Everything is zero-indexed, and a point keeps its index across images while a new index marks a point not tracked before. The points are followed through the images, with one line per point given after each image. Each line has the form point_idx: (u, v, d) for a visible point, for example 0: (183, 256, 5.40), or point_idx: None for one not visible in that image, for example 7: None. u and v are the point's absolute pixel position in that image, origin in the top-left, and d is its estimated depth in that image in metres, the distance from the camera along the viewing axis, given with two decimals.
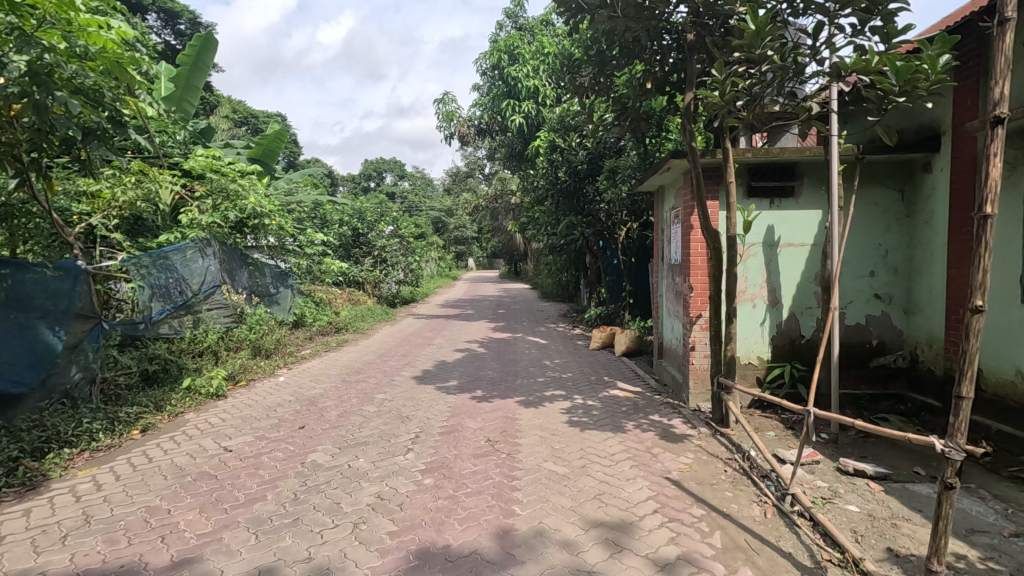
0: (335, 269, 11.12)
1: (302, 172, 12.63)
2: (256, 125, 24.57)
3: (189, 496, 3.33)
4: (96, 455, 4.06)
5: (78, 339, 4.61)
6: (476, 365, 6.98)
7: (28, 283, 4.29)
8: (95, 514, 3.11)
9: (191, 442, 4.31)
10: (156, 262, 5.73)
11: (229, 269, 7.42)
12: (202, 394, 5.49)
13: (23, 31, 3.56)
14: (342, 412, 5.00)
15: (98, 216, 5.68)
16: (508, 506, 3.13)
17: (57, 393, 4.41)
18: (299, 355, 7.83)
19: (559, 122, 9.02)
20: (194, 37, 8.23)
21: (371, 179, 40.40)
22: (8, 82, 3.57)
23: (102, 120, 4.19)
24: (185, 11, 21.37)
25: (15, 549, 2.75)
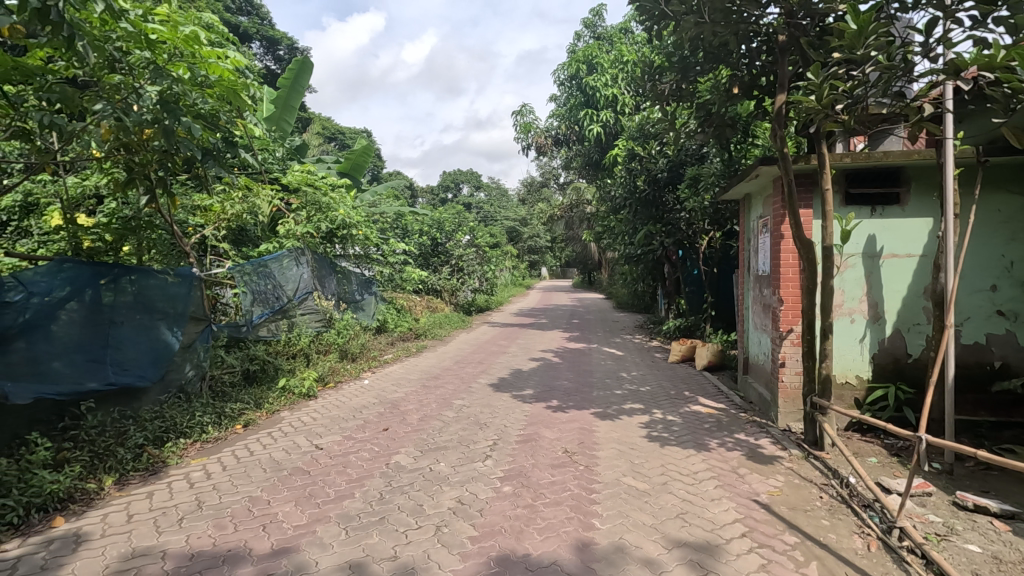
0: (415, 277, 11.54)
1: (386, 185, 13.26)
2: (344, 141, 26.04)
3: (286, 489, 3.56)
4: (206, 446, 4.46)
5: (192, 339, 5.10)
6: (551, 375, 6.98)
7: (153, 288, 4.71)
8: (206, 500, 3.41)
9: (286, 438, 4.61)
10: (257, 270, 6.21)
11: (320, 276, 7.91)
12: (296, 394, 5.87)
13: (156, 65, 4.07)
14: (424, 417, 5.16)
15: (210, 228, 6.29)
16: (587, 519, 3.10)
17: (174, 387, 4.88)
18: (382, 359, 8.17)
19: (639, 130, 9.26)
20: (293, 61, 8.95)
21: (449, 190, 41.69)
22: (143, 110, 3.95)
23: (218, 141, 4.55)
24: (284, 38, 23.18)
25: (141, 527, 3.05)
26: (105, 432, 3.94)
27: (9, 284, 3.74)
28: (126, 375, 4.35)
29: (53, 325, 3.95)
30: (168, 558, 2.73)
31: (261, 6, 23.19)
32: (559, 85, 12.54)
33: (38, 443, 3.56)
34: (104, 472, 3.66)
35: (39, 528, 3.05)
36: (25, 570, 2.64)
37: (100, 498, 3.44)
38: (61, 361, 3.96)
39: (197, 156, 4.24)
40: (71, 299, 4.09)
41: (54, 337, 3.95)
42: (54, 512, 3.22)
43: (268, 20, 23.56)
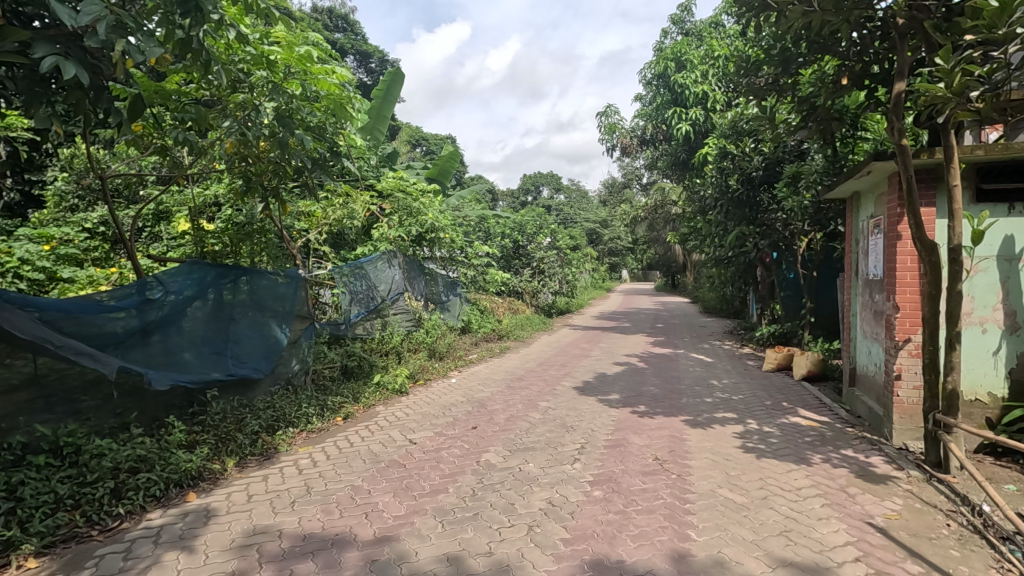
0: (498, 279, 11.72)
1: (470, 190, 13.59)
2: (430, 146, 26.88)
3: (385, 480, 3.75)
4: (311, 435, 4.80)
5: (297, 336, 5.54)
6: (636, 380, 6.83)
7: (266, 287, 5.15)
8: (314, 485, 3.66)
9: (382, 432, 4.85)
10: (353, 272, 6.67)
11: (410, 277, 8.29)
12: (389, 390, 6.15)
13: (275, 83, 4.44)
14: (510, 417, 5.24)
15: (313, 233, 6.80)
16: (682, 529, 3.01)
17: (282, 379, 5.29)
18: (467, 359, 8.35)
19: (732, 127, 8.75)
20: (387, 72, 9.47)
21: (529, 193, 41.99)
22: (262, 124, 4.27)
23: (325, 152, 4.83)
24: (376, 52, 24.43)
25: (260, 507, 3.34)
26: (227, 418, 4.33)
27: (151, 284, 4.16)
28: (243, 366, 4.77)
29: (184, 320, 4.39)
30: (284, 537, 2.96)
31: (356, 22, 24.56)
32: (645, 84, 12.25)
33: (174, 425, 3.99)
34: (226, 454, 4.03)
35: (176, 501, 3.42)
36: (167, 538, 2.96)
37: (223, 478, 3.80)
38: (190, 352, 4.38)
39: (307, 166, 4.54)
40: (198, 297, 4.53)
41: (184, 331, 4.38)
42: (188, 487, 3.58)
43: (361, 35, 24.89)
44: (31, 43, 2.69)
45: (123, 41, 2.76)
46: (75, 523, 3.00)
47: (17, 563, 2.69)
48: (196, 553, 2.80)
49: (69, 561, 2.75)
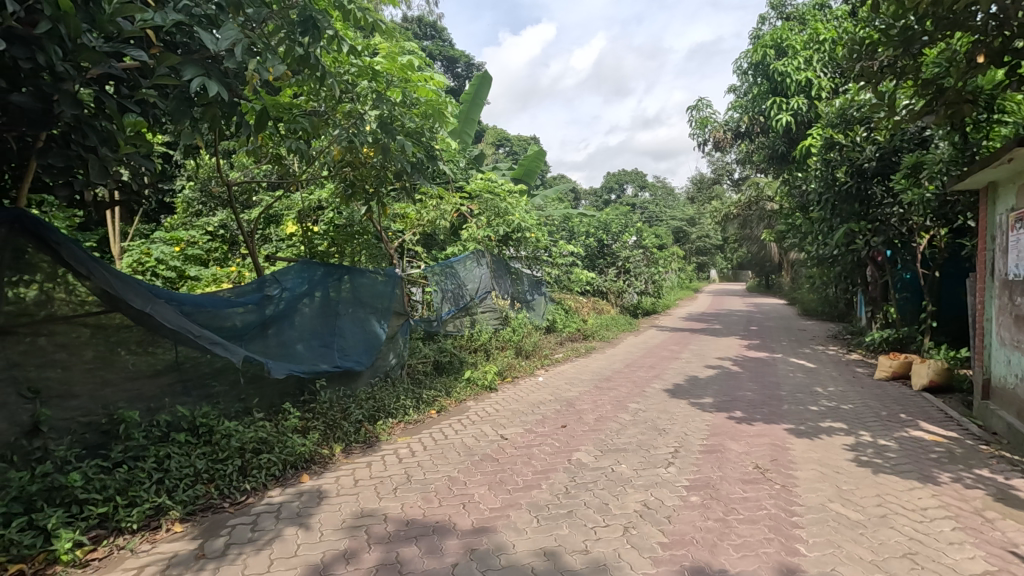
0: (582, 278, 11.66)
1: (555, 189, 13.62)
2: (512, 146, 27.17)
3: (479, 472, 3.86)
4: (408, 426, 5.03)
5: (395, 331, 5.85)
6: (731, 385, 6.53)
7: (368, 284, 5.47)
8: (413, 474, 3.84)
9: (474, 426, 4.98)
10: (444, 271, 6.91)
11: (497, 276, 8.45)
12: (480, 385, 6.31)
13: (379, 92, 4.70)
14: (599, 417, 5.20)
15: (408, 234, 7.13)
16: (790, 543, 2.84)
17: (381, 372, 5.61)
18: (553, 357, 8.36)
19: (840, 115, 8.01)
20: (475, 76, 9.70)
21: (612, 192, 41.31)
22: (366, 132, 4.55)
23: (423, 155, 5.03)
24: (462, 56, 25.18)
25: (365, 491, 3.56)
26: (334, 408, 4.64)
27: (269, 281, 4.54)
28: (348, 359, 5.10)
29: (297, 315, 4.76)
30: (388, 521, 3.13)
31: (443, 30, 25.43)
32: (741, 74, 11.65)
33: (288, 411, 4.35)
34: (334, 440, 4.32)
35: (292, 481, 3.72)
36: (287, 514, 3.24)
37: (331, 462, 4.08)
38: (302, 344, 4.74)
39: (408, 169, 4.76)
40: (309, 294, 4.89)
41: (297, 324, 4.75)
42: (302, 469, 3.89)
43: (447, 41, 25.75)
44: (180, 67, 3.04)
45: (254, 61, 3.07)
46: (210, 495, 3.34)
47: (166, 527, 3.05)
48: (312, 530, 3.04)
49: (206, 529, 3.07)
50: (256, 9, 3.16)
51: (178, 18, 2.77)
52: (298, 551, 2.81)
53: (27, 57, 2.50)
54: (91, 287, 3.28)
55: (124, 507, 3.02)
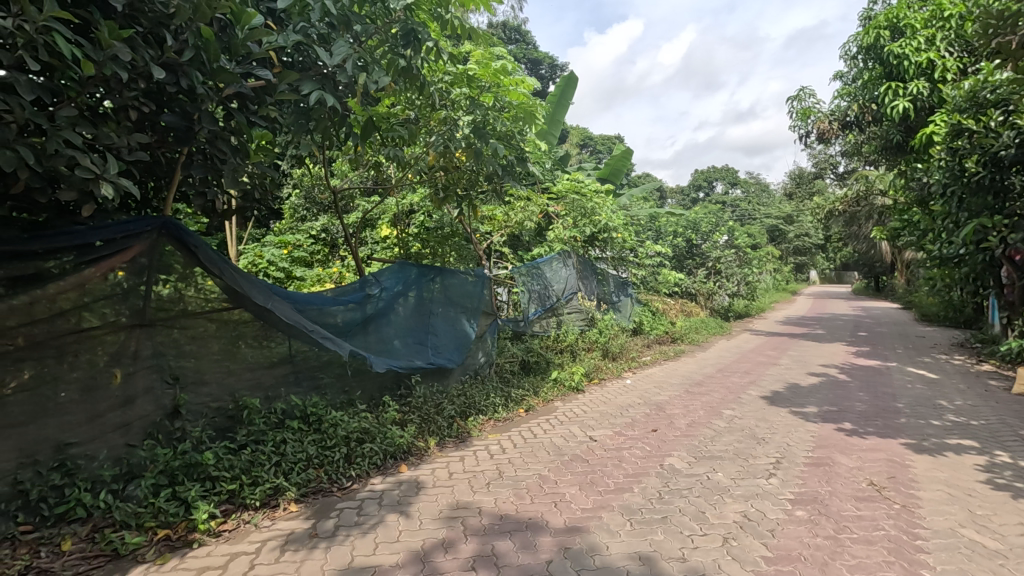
0: (670, 279, 11.32)
1: (641, 188, 13.30)
2: (596, 145, 26.88)
3: (570, 472, 3.87)
4: (498, 423, 5.14)
5: (484, 330, 6.00)
6: (838, 394, 6.07)
7: (459, 285, 5.65)
8: (505, 470, 3.91)
9: (563, 426, 4.99)
10: (531, 271, 6.97)
11: (583, 277, 8.43)
12: (566, 386, 6.32)
13: (472, 98, 4.85)
14: (692, 423, 5.03)
15: (496, 236, 7.28)
16: (913, 568, 2.60)
17: (471, 369, 5.78)
18: (640, 360, 8.19)
19: (970, 98, 7.20)
20: (561, 77, 9.72)
21: (701, 189, 39.66)
22: (460, 137, 4.71)
23: (513, 158, 5.12)
24: (546, 58, 25.34)
25: (460, 484, 3.67)
26: (428, 402, 4.85)
27: (370, 281, 4.81)
28: (440, 356, 5.30)
29: (394, 313, 5.00)
30: (483, 514, 3.22)
31: (528, 33, 25.73)
32: (849, 59, 10.78)
33: (388, 404, 4.59)
34: (429, 434, 4.51)
35: (392, 471, 3.93)
36: (388, 501, 3.42)
37: (427, 454, 4.26)
38: (399, 341, 4.98)
39: (499, 171, 4.87)
40: (406, 293, 5.12)
41: (395, 322, 5.00)
42: (401, 460, 4.09)
43: (531, 44, 26.05)
44: (298, 84, 3.32)
45: (362, 74, 3.30)
46: (321, 479, 3.61)
47: (283, 506, 3.32)
48: (412, 518, 3.19)
49: (318, 510, 3.32)
50: (363, 26, 3.40)
51: (297, 39, 3.06)
52: (400, 537, 2.96)
53: (174, 82, 2.85)
54: (220, 287, 3.63)
55: (249, 485, 3.32)
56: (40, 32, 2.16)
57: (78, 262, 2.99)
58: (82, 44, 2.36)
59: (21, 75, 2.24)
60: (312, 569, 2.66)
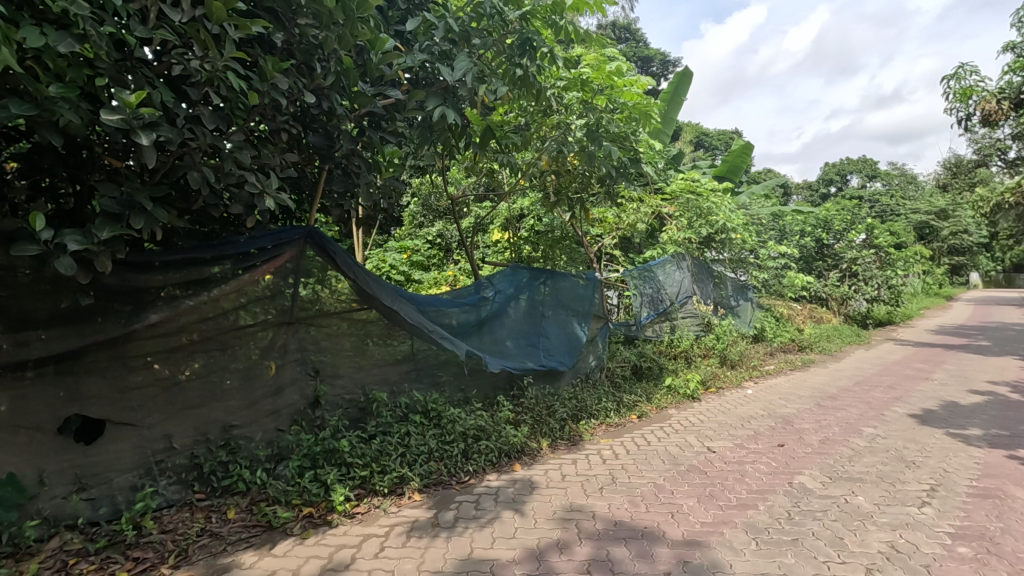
0: (797, 283, 10.45)
1: (764, 186, 12.43)
2: (711, 141, 25.56)
3: (687, 483, 3.72)
4: (610, 428, 5.09)
5: (594, 334, 5.97)
6: (1010, 416, 5.23)
7: (569, 288, 5.66)
8: (619, 476, 3.85)
9: (678, 435, 4.82)
10: (644, 274, 6.78)
11: (699, 280, 8.05)
12: (681, 394, 6.10)
13: (586, 101, 4.86)
14: (825, 440, 4.61)
15: (607, 239, 7.19)
16: None
17: (581, 372, 5.78)
18: (763, 369, 7.66)
19: None
20: (675, 73, 9.43)
21: (832, 184, 36.11)
22: (573, 141, 4.76)
23: (627, 159, 5.06)
24: (657, 54, 24.62)
25: (573, 487, 3.68)
26: (540, 404, 4.92)
27: (485, 284, 4.97)
28: (551, 358, 5.35)
29: (507, 315, 5.13)
30: (597, 519, 3.20)
31: (638, 30, 25.18)
32: None
33: (502, 404, 4.73)
34: (542, 435, 4.59)
35: (507, 469, 4.06)
36: (504, 498, 3.52)
37: (540, 455, 4.34)
38: (511, 342, 5.10)
39: (612, 174, 4.83)
40: (518, 296, 5.23)
41: (508, 324, 5.13)
42: (514, 458, 4.21)
43: (641, 41, 25.47)
44: (424, 100, 3.55)
45: (481, 86, 3.46)
46: (441, 472, 3.81)
47: (408, 495, 3.56)
48: (527, 517, 3.25)
49: (439, 501, 3.50)
50: (481, 40, 3.55)
51: (423, 59, 3.31)
52: (516, 533, 3.04)
53: (317, 106, 3.18)
54: (354, 289, 3.96)
55: (378, 473, 3.60)
56: (218, 70, 2.54)
57: (239, 268, 3.43)
58: (250, 78, 2.73)
59: (204, 108, 2.64)
60: (436, 556, 2.82)
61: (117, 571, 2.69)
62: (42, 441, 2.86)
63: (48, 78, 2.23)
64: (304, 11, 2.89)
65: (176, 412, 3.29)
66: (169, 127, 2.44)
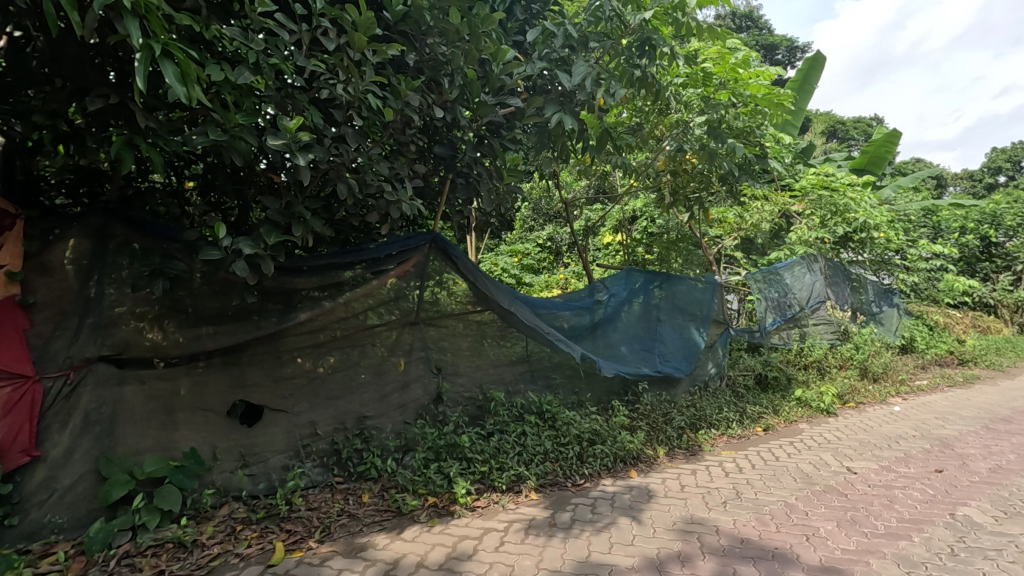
0: (957, 287, 9.14)
1: (913, 178, 11.04)
2: (847, 130, 23.18)
3: (824, 505, 3.41)
4: (732, 440, 4.83)
5: (714, 340, 5.67)
6: None
7: (686, 291, 5.42)
8: (744, 492, 3.63)
9: (811, 452, 4.44)
10: (769, 277, 6.29)
11: (834, 284, 7.33)
12: (813, 408, 5.62)
13: (708, 96, 4.66)
14: (997, 468, 3.99)
15: (727, 240, 6.81)
16: None
17: (699, 380, 5.53)
18: (913, 385, 6.81)
19: None
20: (803, 61, 8.81)
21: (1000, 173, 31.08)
22: (691, 139, 4.60)
23: (752, 155, 4.78)
24: (783, 41, 22.85)
25: (693, 499, 3.54)
26: (656, 410, 4.79)
27: (599, 287, 4.93)
28: (667, 365, 5.17)
29: (620, 319, 5.05)
30: (721, 534, 3.05)
31: (760, 17, 23.54)
32: None
33: (617, 409, 4.67)
34: (658, 443, 4.49)
35: (622, 474, 4.01)
36: (620, 504, 3.48)
37: (656, 463, 4.24)
38: (625, 347, 5.00)
39: (735, 171, 4.59)
40: (632, 299, 5.13)
41: (621, 328, 5.05)
42: (630, 465, 4.15)
43: (764, 29, 23.78)
44: (543, 107, 3.63)
45: (599, 90, 3.46)
46: (556, 473, 3.85)
47: (525, 493, 3.64)
48: (645, 525, 3.18)
49: (555, 502, 3.55)
50: (599, 43, 3.56)
51: (542, 67, 3.39)
52: (634, 541, 2.99)
53: (443, 118, 3.38)
54: (473, 291, 4.13)
55: (497, 470, 3.72)
56: (359, 93, 2.80)
57: (368, 272, 3.72)
58: (386, 97, 2.98)
59: (347, 127, 2.93)
60: (554, 555, 2.86)
61: (275, 540, 3.04)
62: (215, 422, 3.33)
63: (226, 107, 2.60)
64: (433, 30, 3.10)
65: (320, 401, 3.66)
66: (320, 147, 2.74)
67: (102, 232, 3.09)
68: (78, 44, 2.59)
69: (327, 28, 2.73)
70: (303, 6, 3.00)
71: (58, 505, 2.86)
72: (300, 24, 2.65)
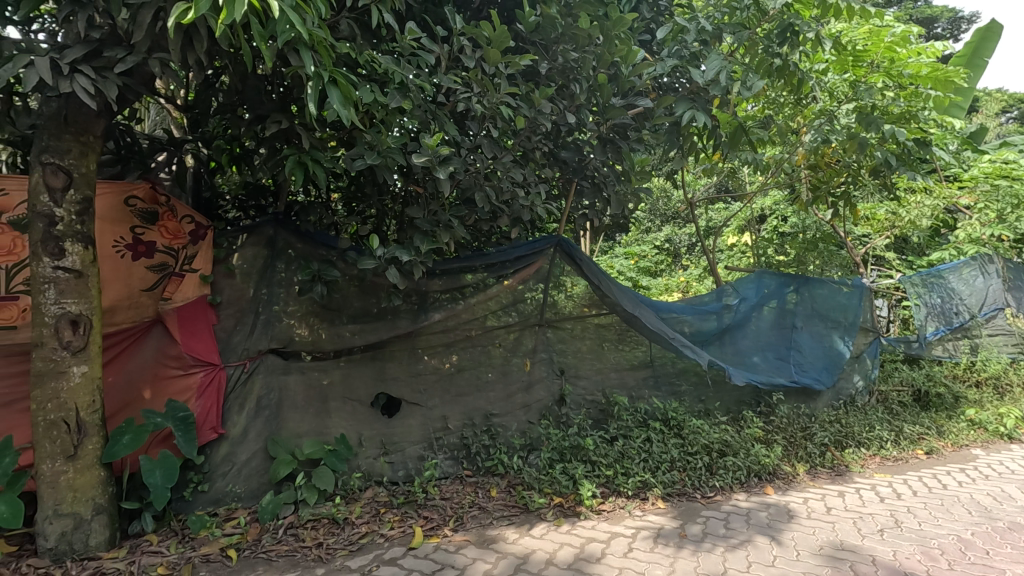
0: None
1: None
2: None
3: (1009, 545, 2.95)
4: (886, 463, 4.34)
5: (861, 350, 5.14)
6: None
7: (828, 295, 4.97)
8: (904, 520, 3.24)
9: (989, 482, 3.85)
10: (930, 281, 5.59)
11: (1015, 289, 6.31)
12: (990, 432, 4.94)
13: (859, 81, 4.26)
14: None
15: (877, 239, 6.14)
16: None
17: (844, 395, 5.02)
18: None
19: None
20: (974, 31, 7.67)
21: None
22: (838, 128, 4.21)
23: (911, 143, 4.28)
24: (944, 12, 20.04)
25: (843, 523, 3.23)
26: (794, 424, 4.43)
27: (728, 291, 4.68)
28: (805, 376, 4.75)
29: (751, 325, 4.75)
30: (878, 565, 2.75)
31: None
32: None
33: (750, 420, 4.39)
34: (797, 459, 4.17)
35: (757, 490, 3.78)
36: (757, 522, 3.27)
37: (795, 481, 3.94)
38: (757, 355, 4.69)
39: (891, 162, 4.14)
40: (765, 304, 4.80)
41: (752, 335, 4.74)
42: (765, 480, 3.89)
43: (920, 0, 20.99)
44: (673, 105, 3.54)
45: (737, 84, 3.31)
46: (684, 483, 3.71)
47: (652, 500, 3.55)
48: (787, 547, 2.96)
49: (684, 513, 3.42)
50: (734, 34, 3.41)
51: (673, 64, 3.32)
52: (776, 562, 2.80)
53: (571, 123, 3.43)
54: (596, 294, 4.12)
55: (622, 475, 3.68)
56: (494, 105, 2.94)
57: (494, 275, 3.88)
58: (518, 107, 3.09)
59: (482, 138, 3.08)
60: (687, 569, 2.76)
61: (414, 524, 3.25)
62: (361, 412, 3.65)
63: (377, 125, 2.85)
64: (562, 38, 3.18)
65: (451, 398, 3.86)
66: (458, 159, 2.91)
67: (271, 241, 3.52)
68: (258, 78, 2.98)
69: (465, 46, 2.90)
70: (442, 26, 3.21)
71: (238, 477, 3.31)
72: (441, 44, 2.85)
